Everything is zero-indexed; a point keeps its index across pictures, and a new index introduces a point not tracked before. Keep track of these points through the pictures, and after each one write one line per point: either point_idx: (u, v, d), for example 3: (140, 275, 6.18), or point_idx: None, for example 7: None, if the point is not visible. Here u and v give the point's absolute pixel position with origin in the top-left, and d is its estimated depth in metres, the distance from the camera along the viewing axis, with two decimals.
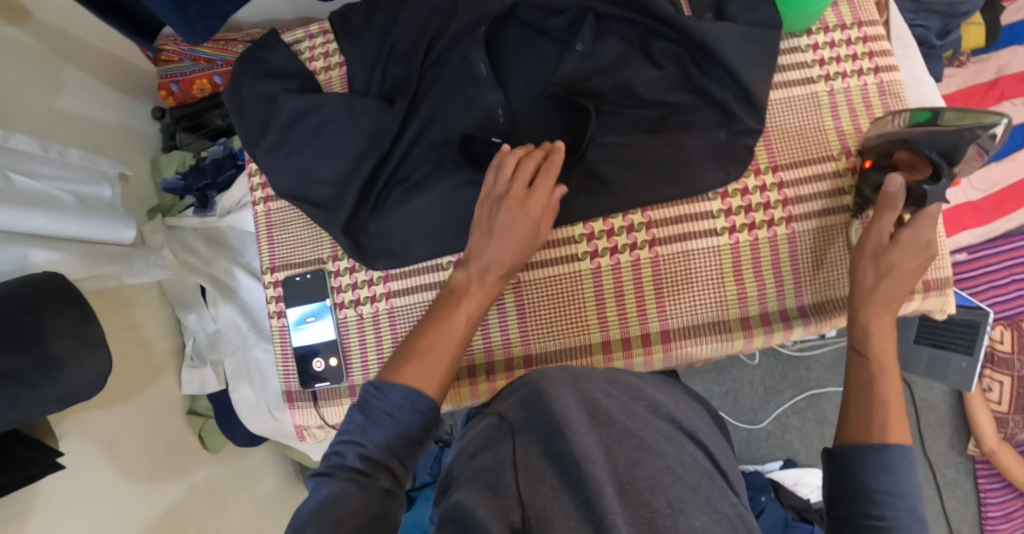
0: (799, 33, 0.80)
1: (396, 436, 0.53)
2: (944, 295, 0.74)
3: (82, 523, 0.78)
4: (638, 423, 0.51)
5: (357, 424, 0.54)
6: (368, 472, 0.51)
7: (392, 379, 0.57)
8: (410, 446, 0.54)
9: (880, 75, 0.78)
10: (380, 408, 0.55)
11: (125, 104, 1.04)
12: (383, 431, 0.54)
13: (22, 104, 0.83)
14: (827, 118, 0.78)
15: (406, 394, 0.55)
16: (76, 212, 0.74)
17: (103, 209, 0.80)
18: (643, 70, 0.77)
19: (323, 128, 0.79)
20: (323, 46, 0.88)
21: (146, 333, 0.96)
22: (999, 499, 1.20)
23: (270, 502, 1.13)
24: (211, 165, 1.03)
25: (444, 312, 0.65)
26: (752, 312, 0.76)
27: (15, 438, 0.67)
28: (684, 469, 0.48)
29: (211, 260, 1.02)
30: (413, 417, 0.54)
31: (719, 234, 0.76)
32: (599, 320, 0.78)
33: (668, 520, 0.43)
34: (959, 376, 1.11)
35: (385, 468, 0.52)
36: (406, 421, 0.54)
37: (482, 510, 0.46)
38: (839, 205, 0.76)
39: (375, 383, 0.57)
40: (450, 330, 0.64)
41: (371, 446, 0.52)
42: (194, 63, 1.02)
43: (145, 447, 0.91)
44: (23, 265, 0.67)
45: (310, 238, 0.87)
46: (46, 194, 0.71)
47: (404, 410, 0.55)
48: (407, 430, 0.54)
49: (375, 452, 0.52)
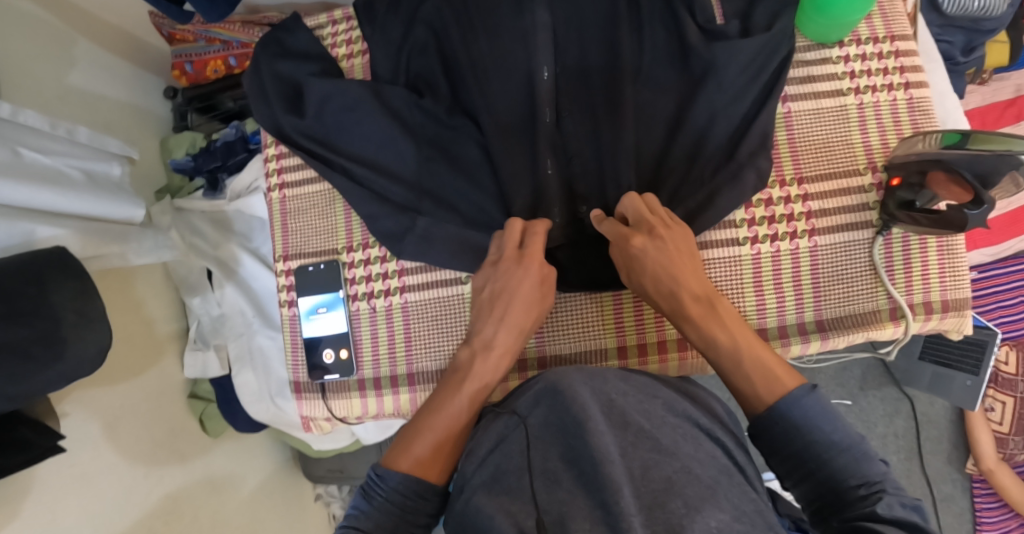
0: (831, 44, 0.79)
1: (397, 518, 0.58)
2: (961, 316, 0.73)
3: (79, 504, 0.78)
4: (655, 425, 0.54)
5: (358, 508, 0.59)
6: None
7: (396, 460, 0.61)
8: (412, 527, 0.59)
9: (910, 91, 0.77)
10: (380, 493, 0.59)
11: (137, 83, 1.02)
12: (383, 515, 0.58)
13: (34, 79, 0.81)
14: (855, 132, 0.77)
15: (409, 484, 0.59)
16: (85, 190, 0.73)
17: (111, 187, 0.79)
18: (668, 76, 0.77)
19: (346, 115, 0.79)
20: (346, 33, 0.87)
21: (147, 313, 0.95)
22: (995, 518, 1.20)
23: (268, 488, 1.13)
24: (222, 148, 1.03)
25: (446, 392, 0.66)
26: (771, 324, 0.75)
27: (15, 417, 0.66)
28: (701, 468, 0.50)
29: (219, 245, 1.00)
30: (413, 502, 0.59)
31: (741, 244, 0.76)
32: (616, 326, 0.79)
33: (684, 519, 0.46)
34: (963, 393, 1.10)
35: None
36: (406, 504, 0.59)
37: (498, 517, 0.48)
38: (863, 219, 0.75)
39: (377, 469, 0.61)
40: (449, 412, 0.64)
41: (372, 529, 0.57)
42: (208, 43, 1.03)
43: (145, 430, 0.90)
44: (29, 240, 0.66)
45: (325, 228, 0.86)
46: (53, 171, 0.70)
47: (403, 494, 0.59)
48: (405, 512, 0.59)
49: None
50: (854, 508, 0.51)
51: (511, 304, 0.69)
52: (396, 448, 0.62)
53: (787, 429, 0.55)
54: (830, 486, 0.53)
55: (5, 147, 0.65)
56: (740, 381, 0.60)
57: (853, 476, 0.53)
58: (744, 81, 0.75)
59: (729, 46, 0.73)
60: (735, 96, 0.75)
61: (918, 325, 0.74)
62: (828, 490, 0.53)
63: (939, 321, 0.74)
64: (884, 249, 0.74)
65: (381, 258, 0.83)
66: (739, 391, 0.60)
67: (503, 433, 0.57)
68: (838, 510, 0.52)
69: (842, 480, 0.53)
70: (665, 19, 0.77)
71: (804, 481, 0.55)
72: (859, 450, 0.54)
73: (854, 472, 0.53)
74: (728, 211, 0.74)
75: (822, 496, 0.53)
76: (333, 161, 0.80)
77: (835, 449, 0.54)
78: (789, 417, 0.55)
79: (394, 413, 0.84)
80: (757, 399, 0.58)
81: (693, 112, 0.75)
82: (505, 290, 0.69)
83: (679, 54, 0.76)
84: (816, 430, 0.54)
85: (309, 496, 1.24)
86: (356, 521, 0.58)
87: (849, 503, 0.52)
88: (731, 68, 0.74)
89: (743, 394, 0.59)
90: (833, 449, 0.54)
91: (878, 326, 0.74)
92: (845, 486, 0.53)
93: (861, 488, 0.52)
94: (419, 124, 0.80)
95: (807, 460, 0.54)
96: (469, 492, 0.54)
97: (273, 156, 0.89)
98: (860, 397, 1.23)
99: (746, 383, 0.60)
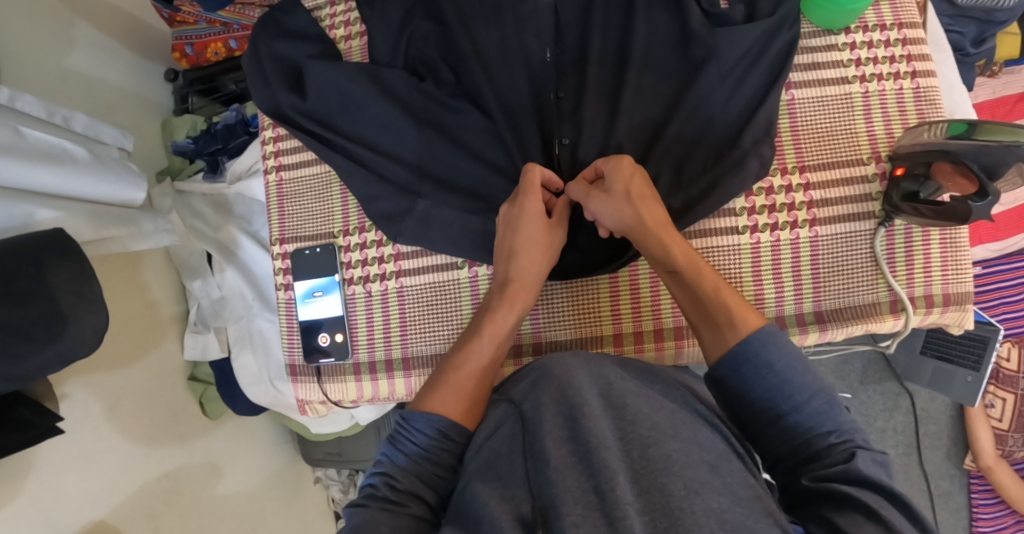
0: (837, 30, 0.77)
1: (424, 464, 0.57)
2: (963, 310, 0.73)
3: (81, 485, 0.78)
4: (653, 409, 0.54)
5: (387, 456, 0.59)
6: (398, 501, 0.55)
7: (422, 406, 0.61)
8: (439, 473, 0.57)
9: (917, 80, 0.76)
10: (408, 439, 0.59)
11: (137, 65, 1.02)
12: (410, 461, 0.57)
13: (32, 59, 0.81)
14: (860, 121, 0.76)
15: (434, 425, 0.58)
16: (86, 169, 0.72)
17: (116, 166, 0.78)
18: (671, 62, 0.76)
19: (345, 99, 0.78)
20: (344, 14, 0.86)
21: (151, 294, 0.95)
22: (992, 515, 1.20)
23: (269, 467, 1.14)
24: (223, 131, 1.02)
25: (471, 338, 0.67)
26: (769, 314, 0.75)
27: (14, 398, 0.66)
28: (698, 453, 0.50)
29: (219, 227, 1.01)
30: (438, 445, 0.58)
31: (741, 233, 0.75)
32: (613, 314, 0.79)
33: (684, 502, 0.45)
34: (964, 389, 1.09)
35: (418, 498, 0.56)
36: (432, 446, 0.58)
37: (493, 504, 0.49)
38: (865, 210, 0.74)
39: (403, 414, 0.61)
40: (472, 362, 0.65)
41: (400, 476, 0.56)
42: (209, 25, 1.01)
43: (145, 410, 0.90)
44: (28, 223, 0.66)
45: (322, 211, 0.86)
46: (57, 147, 0.70)
47: (430, 438, 0.58)
48: (431, 456, 0.58)
49: (403, 483, 0.56)
50: (824, 461, 0.51)
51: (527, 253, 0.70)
52: (423, 395, 0.63)
53: (758, 368, 0.54)
54: (798, 435, 0.52)
55: (7, 125, 0.64)
56: (713, 324, 0.59)
57: (824, 425, 0.52)
58: (746, 67, 0.74)
59: (734, 31, 0.72)
60: (735, 82, 0.74)
61: (919, 319, 0.73)
62: (796, 441, 0.52)
63: (940, 315, 0.73)
64: (886, 240, 0.73)
65: (378, 242, 0.83)
66: (710, 334, 0.59)
67: (500, 420, 0.58)
68: (805, 462, 0.51)
69: (812, 430, 0.52)
70: (668, 3, 0.76)
71: (770, 429, 0.53)
72: (827, 396, 0.53)
73: (825, 421, 0.52)
74: (729, 200, 0.73)
75: (790, 448, 0.53)
76: (333, 142, 0.80)
77: (807, 394, 0.53)
78: (761, 356, 0.54)
79: (389, 397, 0.84)
80: (730, 336, 0.57)
81: (694, 98, 0.74)
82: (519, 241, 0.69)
83: (684, 38, 0.75)
84: (790, 368, 0.53)
85: (308, 479, 1.24)
86: (385, 469, 0.57)
87: (819, 453, 0.51)
88: (735, 53, 0.73)
89: (713, 336, 0.59)
90: (807, 394, 0.53)
91: (878, 319, 0.73)
92: (815, 435, 0.52)
93: (832, 437, 0.51)
94: (419, 106, 0.79)
95: (778, 405, 0.53)
96: (466, 479, 0.55)
97: (270, 138, 0.89)
98: (860, 391, 1.22)
99: (718, 320, 0.59)
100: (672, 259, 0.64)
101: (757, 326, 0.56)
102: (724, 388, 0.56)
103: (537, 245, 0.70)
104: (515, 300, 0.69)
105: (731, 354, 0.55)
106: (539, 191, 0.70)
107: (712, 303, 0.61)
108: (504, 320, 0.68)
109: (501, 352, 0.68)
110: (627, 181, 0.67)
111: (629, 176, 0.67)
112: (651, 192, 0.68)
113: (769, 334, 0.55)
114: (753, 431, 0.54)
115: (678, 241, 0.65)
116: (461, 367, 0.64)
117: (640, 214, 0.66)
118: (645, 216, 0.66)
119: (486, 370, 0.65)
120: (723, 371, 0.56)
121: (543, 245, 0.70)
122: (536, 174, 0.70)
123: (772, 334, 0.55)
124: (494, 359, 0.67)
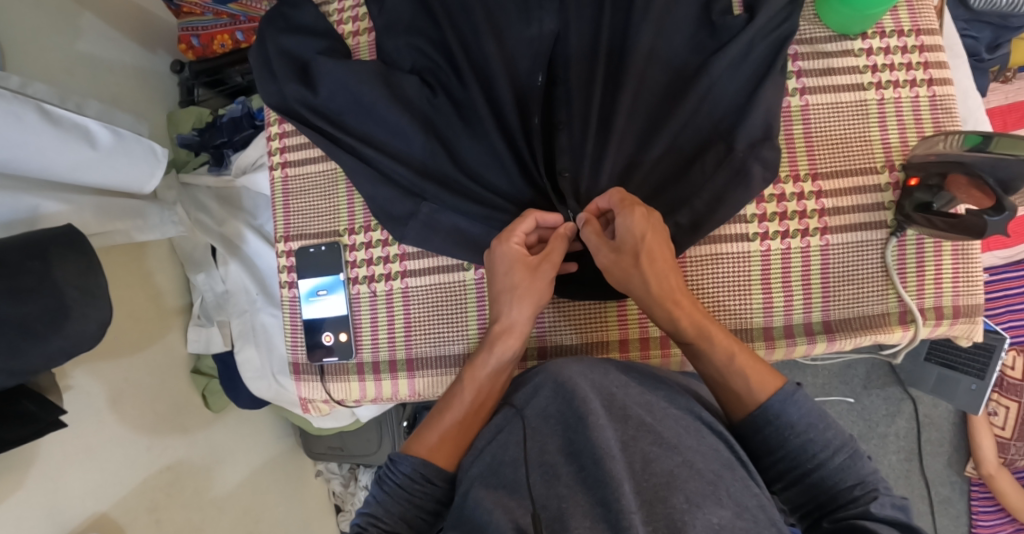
0: (853, 36, 0.76)
1: (408, 506, 0.59)
2: (972, 323, 0.72)
3: (84, 478, 0.78)
4: (657, 418, 0.54)
5: (373, 495, 0.60)
6: None
7: (410, 449, 0.63)
8: (424, 517, 0.59)
9: (933, 88, 0.75)
10: (392, 479, 0.60)
11: (144, 57, 1.01)
12: (395, 502, 0.59)
13: (38, 48, 0.80)
14: (874, 129, 0.75)
15: (416, 468, 0.60)
16: (104, 156, 0.69)
17: (137, 149, 0.73)
18: (684, 65, 0.75)
19: (353, 97, 0.77)
20: (352, 10, 0.86)
21: (155, 286, 0.95)
22: (991, 522, 1.20)
23: (271, 459, 1.14)
24: (229, 124, 1.01)
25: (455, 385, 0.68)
26: (777, 323, 0.74)
27: (18, 391, 0.66)
28: (703, 463, 0.50)
29: (224, 221, 1.00)
30: (421, 488, 0.59)
31: (750, 239, 0.74)
32: (619, 320, 0.78)
33: (686, 515, 0.45)
34: (967, 397, 1.08)
35: None
36: (415, 489, 0.59)
37: (495, 512, 0.48)
38: (878, 219, 0.73)
39: (392, 455, 0.62)
40: (459, 405, 0.65)
41: (385, 518, 0.58)
42: (216, 17, 1.01)
43: (149, 403, 0.90)
44: (33, 216, 0.66)
45: (327, 209, 0.85)
46: (79, 129, 0.66)
47: (415, 481, 0.60)
48: (415, 499, 0.59)
49: (388, 523, 0.58)
50: (848, 508, 0.53)
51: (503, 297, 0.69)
52: (413, 438, 0.64)
53: (781, 429, 0.57)
54: (825, 489, 0.55)
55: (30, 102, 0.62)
56: (729, 389, 0.61)
57: (848, 479, 0.54)
58: (760, 72, 0.73)
59: (750, 30, 0.71)
60: (749, 86, 0.73)
61: (927, 331, 0.72)
62: (820, 493, 0.55)
63: (949, 327, 0.72)
64: (898, 250, 0.73)
65: (383, 242, 0.82)
66: (729, 395, 0.61)
67: (501, 425, 0.59)
68: (831, 511, 0.54)
69: (839, 482, 0.54)
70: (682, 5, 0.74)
71: (799, 485, 0.56)
72: (851, 450, 0.55)
73: (849, 474, 0.54)
74: (739, 208, 0.73)
75: (817, 500, 0.55)
76: (340, 139, 0.79)
77: (830, 450, 0.55)
78: (783, 417, 0.57)
79: (392, 398, 0.84)
80: (748, 399, 0.59)
81: (705, 104, 0.73)
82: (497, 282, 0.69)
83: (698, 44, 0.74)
84: (812, 428, 0.56)
85: (309, 472, 1.24)
86: (368, 506, 0.59)
87: (844, 503, 0.53)
88: (748, 58, 0.72)
89: (734, 391, 0.60)
90: (830, 450, 0.55)
91: (887, 330, 0.73)
92: (840, 489, 0.54)
93: (855, 490, 0.54)
94: (426, 105, 0.78)
95: (803, 464, 0.56)
96: (467, 484, 0.55)
97: (277, 134, 0.88)
98: (863, 396, 1.22)
99: (735, 385, 0.60)
100: (681, 325, 0.64)
101: (773, 390, 0.59)
102: (752, 441, 0.59)
103: (516, 289, 0.68)
104: (499, 341, 0.68)
105: (754, 416, 0.58)
106: (519, 237, 0.69)
107: (724, 370, 0.61)
108: (488, 361, 0.67)
109: (491, 391, 0.67)
110: (639, 242, 0.64)
111: (641, 236, 0.64)
112: (663, 249, 0.66)
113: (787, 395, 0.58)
114: (780, 488, 0.58)
115: (687, 307, 0.65)
116: (445, 409, 0.65)
117: (648, 283, 0.64)
118: (654, 284, 0.64)
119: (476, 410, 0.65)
120: (746, 430, 0.59)
121: (528, 289, 0.68)
122: (525, 221, 0.69)
123: (790, 396, 0.57)
124: (479, 400, 0.66)
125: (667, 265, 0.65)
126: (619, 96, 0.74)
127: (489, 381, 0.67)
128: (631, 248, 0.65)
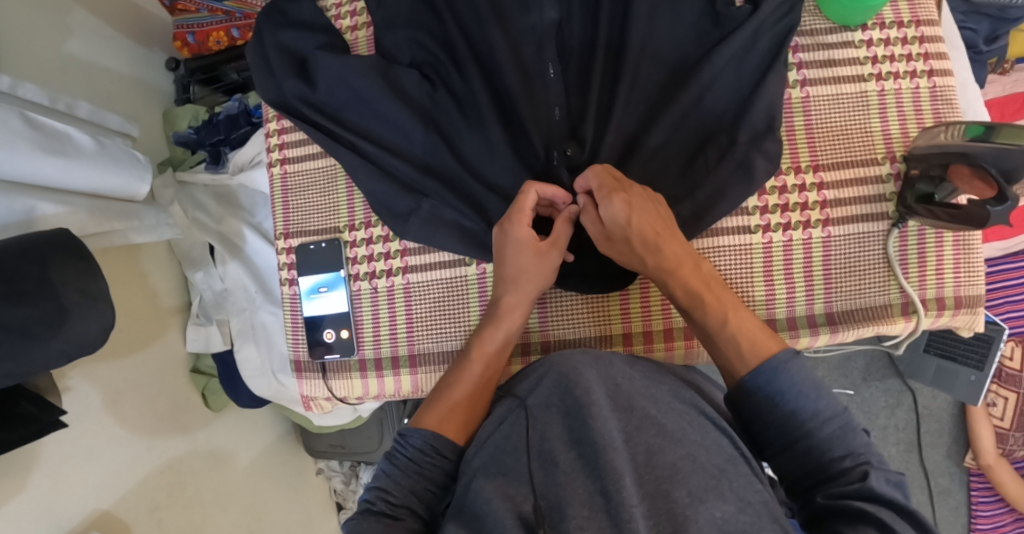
0: (854, 27, 0.76)
1: (417, 479, 0.58)
2: (974, 313, 0.72)
3: (84, 479, 0.78)
4: (661, 411, 0.53)
5: (382, 471, 0.60)
6: (393, 514, 0.55)
7: (417, 424, 0.62)
8: (433, 490, 0.58)
9: (933, 79, 0.75)
10: (402, 453, 0.60)
11: (137, 53, 1.00)
12: (405, 475, 0.58)
13: (32, 46, 0.79)
14: (874, 120, 0.75)
15: (426, 439, 0.60)
16: (89, 159, 0.70)
17: (117, 156, 0.76)
18: (684, 58, 0.74)
19: (352, 92, 0.77)
20: (350, 5, 0.85)
21: (152, 286, 0.94)
22: (990, 512, 1.21)
23: (271, 458, 1.13)
24: (225, 121, 1.00)
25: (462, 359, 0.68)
26: (780, 315, 0.74)
27: (17, 393, 0.65)
28: (705, 456, 0.50)
29: (222, 219, 0.99)
30: (430, 460, 0.59)
31: (752, 232, 0.74)
32: (622, 313, 0.78)
33: (688, 509, 0.45)
34: (966, 388, 1.09)
35: (412, 512, 0.56)
36: (425, 462, 0.59)
37: (495, 501, 0.48)
38: (879, 211, 0.73)
39: (401, 431, 0.62)
40: (468, 380, 0.66)
41: (394, 491, 0.57)
42: (211, 13, 1.00)
43: (148, 403, 0.89)
44: (28, 218, 0.65)
45: (326, 205, 0.85)
46: (64, 136, 0.68)
47: (425, 453, 0.60)
48: (424, 471, 0.59)
49: (399, 497, 0.57)
50: (838, 481, 0.53)
51: (513, 285, 0.69)
52: (420, 414, 0.64)
53: (771, 395, 0.56)
54: (815, 460, 0.55)
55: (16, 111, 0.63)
56: (723, 354, 0.62)
57: (838, 450, 0.54)
58: (762, 63, 0.73)
59: (756, 18, 0.71)
60: (749, 77, 0.73)
61: (929, 322, 0.73)
62: (809, 464, 0.55)
63: (950, 317, 0.73)
64: (899, 242, 0.73)
65: (384, 237, 0.82)
66: (723, 362, 0.62)
67: (504, 416, 0.57)
68: (821, 482, 0.54)
69: (827, 452, 0.54)
70: None
71: (788, 453, 0.56)
72: (840, 421, 0.55)
73: (838, 445, 0.54)
74: (740, 201, 0.72)
75: (806, 470, 0.55)
76: (339, 135, 0.78)
77: (819, 420, 0.55)
78: (774, 384, 0.56)
79: (395, 394, 0.84)
80: (740, 365, 0.60)
81: (705, 98, 0.73)
82: (507, 272, 0.69)
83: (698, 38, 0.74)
84: (801, 397, 0.55)
85: (310, 470, 1.24)
86: (376, 480, 0.59)
87: (834, 474, 0.53)
88: (751, 49, 0.72)
89: (725, 355, 0.61)
90: (818, 419, 0.55)
91: (889, 321, 0.73)
92: (831, 459, 0.54)
93: (845, 461, 0.54)
94: (426, 99, 0.77)
95: (792, 432, 0.56)
96: (469, 475, 0.55)
97: (275, 130, 0.88)
98: (862, 388, 1.22)
99: (728, 350, 0.61)
100: (675, 295, 0.66)
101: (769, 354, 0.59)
102: (745, 408, 0.58)
103: (526, 274, 0.68)
104: (505, 317, 0.69)
105: (746, 382, 0.58)
106: (527, 217, 0.67)
107: (717, 337, 0.62)
108: (495, 336, 0.69)
109: (497, 366, 0.68)
110: (626, 227, 0.65)
111: (626, 221, 0.64)
112: (657, 225, 0.65)
113: (781, 361, 0.57)
114: (770, 454, 0.58)
115: (688, 274, 0.65)
116: (454, 384, 0.65)
117: (644, 259, 0.66)
118: (648, 259, 0.66)
119: (485, 383, 0.66)
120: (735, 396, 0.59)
121: (534, 275, 0.68)
122: (528, 196, 0.67)
123: (783, 363, 0.56)
124: (487, 374, 0.67)
125: (660, 248, 0.65)
126: (619, 89, 0.73)
127: (498, 354, 0.69)
128: (621, 232, 0.65)
